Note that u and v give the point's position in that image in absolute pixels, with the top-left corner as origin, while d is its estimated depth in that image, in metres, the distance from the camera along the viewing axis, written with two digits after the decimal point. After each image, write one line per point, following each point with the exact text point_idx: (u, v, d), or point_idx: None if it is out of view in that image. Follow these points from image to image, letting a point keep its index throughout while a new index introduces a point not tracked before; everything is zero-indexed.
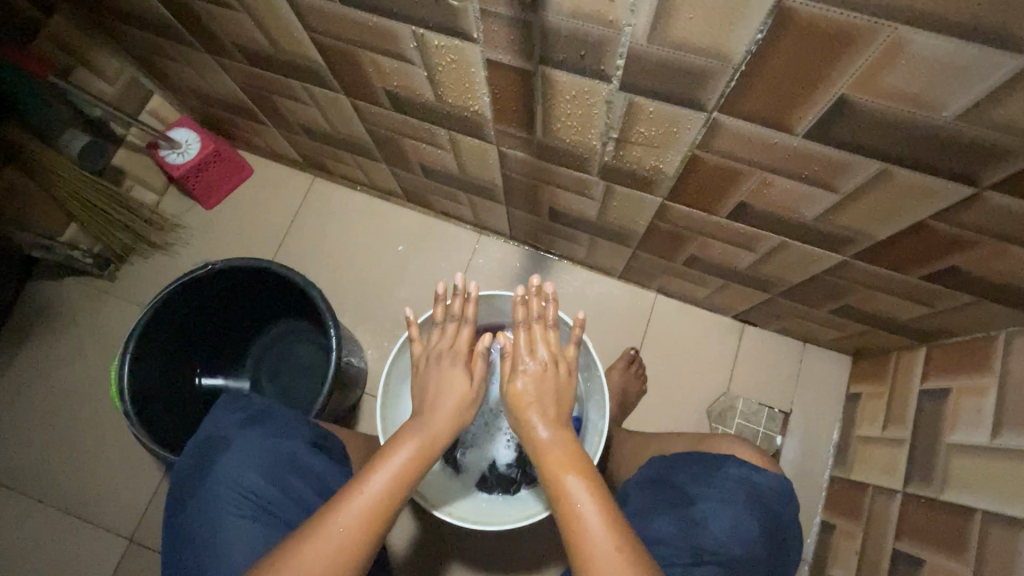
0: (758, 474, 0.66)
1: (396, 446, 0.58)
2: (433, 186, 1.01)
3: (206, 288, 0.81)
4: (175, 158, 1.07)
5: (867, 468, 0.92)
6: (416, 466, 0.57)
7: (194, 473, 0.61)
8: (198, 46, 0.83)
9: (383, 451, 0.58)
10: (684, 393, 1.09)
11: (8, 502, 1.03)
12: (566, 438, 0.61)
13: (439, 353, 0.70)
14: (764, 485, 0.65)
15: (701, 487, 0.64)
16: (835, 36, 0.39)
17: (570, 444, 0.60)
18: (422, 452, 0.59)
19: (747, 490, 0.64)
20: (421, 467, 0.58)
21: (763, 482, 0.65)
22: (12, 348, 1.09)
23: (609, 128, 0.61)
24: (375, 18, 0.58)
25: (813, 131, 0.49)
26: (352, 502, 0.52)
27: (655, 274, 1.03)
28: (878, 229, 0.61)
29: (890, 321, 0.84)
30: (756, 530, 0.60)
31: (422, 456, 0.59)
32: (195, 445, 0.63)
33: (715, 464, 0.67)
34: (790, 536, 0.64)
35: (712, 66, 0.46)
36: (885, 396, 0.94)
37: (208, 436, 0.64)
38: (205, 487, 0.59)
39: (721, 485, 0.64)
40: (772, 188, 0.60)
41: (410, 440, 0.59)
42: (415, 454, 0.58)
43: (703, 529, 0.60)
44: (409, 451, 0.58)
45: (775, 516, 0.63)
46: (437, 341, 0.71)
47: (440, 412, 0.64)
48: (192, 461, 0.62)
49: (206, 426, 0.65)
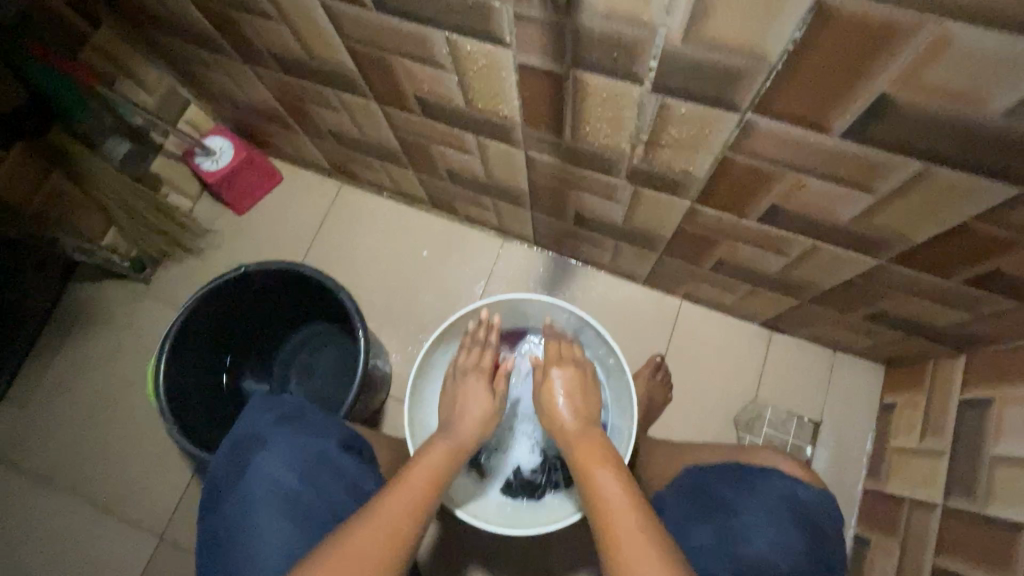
0: (803, 489, 0.64)
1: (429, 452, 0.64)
2: (459, 191, 1.03)
3: (240, 289, 0.83)
4: (208, 165, 1.13)
5: (903, 480, 0.90)
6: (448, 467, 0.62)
7: (230, 470, 0.62)
8: (236, 56, 0.86)
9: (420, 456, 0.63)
10: (710, 401, 1.08)
11: (44, 497, 1.06)
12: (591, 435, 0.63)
13: (466, 370, 0.78)
14: (809, 500, 0.63)
15: (743, 499, 0.63)
16: (878, 32, 0.39)
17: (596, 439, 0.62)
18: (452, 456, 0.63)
19: (792, 505, 0.62)
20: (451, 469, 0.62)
21: (807, 496, 0.64)
22: (52, 348, 1.13)
23: (639, 131, 0.61)
24: (409, 24, 0.59)
25: (851, 129, 0.48)
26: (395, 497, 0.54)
27: (680, 280, 1.02)
28: (916, 231, 0.60)
29: (926, 328, 0.82)
30: (802, 546, 0.59)
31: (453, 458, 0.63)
32: (230, 443, 0.65)
33: (759, 477, 0.66)
34: (839, 557, 0.62)
35: (749, 66, 0.46)
36: (922, 406, 0.91)
37: (243, 434, 0.65)
38: (241, 486, 0.60)
39: (764, 498, 0.63)
40: (804, 190, 0.59)
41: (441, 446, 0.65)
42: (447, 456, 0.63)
43: (745, 543, 0.58)
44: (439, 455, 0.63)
45: (819, 532, 0.61)
46: (467, 360, 0.79)
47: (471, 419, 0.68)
48: (228, 459, 0.64)
49: (241, 424, 0.67)
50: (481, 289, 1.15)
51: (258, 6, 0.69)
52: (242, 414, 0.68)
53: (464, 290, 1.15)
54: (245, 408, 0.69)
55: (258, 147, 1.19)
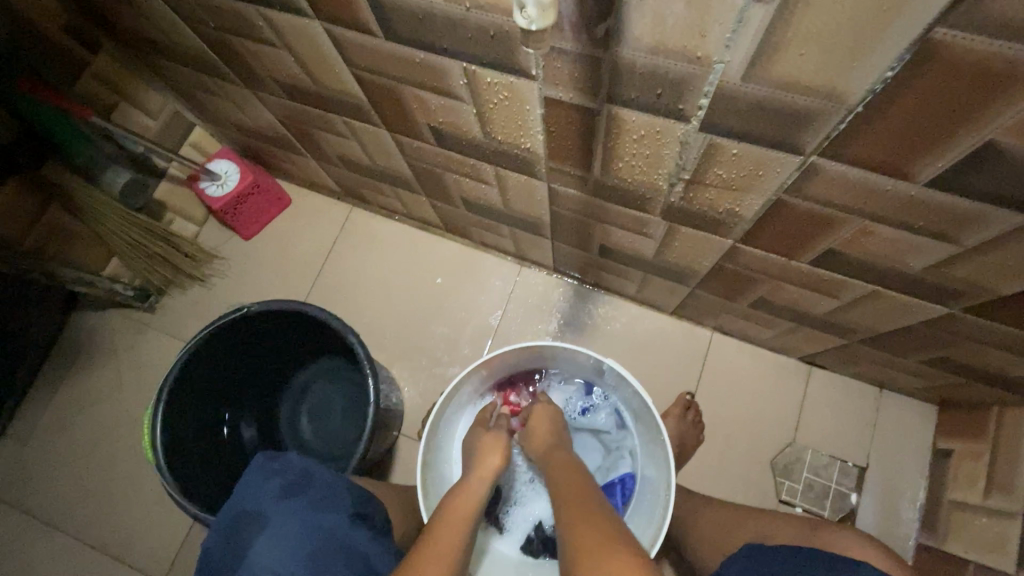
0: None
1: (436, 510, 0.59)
2: (475, 218, 0.96)
3: (239, 331, 0.78)
4: (215, 190, 1.06)
5: (965, 540, 0.81)
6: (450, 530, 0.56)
7: (229, 551, 0.57)
8: (238, 81, 0.81)
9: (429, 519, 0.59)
10: (744, 443, 1.00)
11: (44, 538, 1.01)
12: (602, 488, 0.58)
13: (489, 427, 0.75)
14: None
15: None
16: (993, 74, 0.32)
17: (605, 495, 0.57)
18: (460, 515, 0.58)
19: None
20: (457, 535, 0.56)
21: None
22: (54, 381, 1.09)
23: (679, 169, 0.54)
24: (422, 54, 0.53)
25: (941, 178, 0.41)
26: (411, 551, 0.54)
27: (713, 313, 0.95)
28: (1001, 284, 0.52)
29: (995, 375, 0.73)
30: None
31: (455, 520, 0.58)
32: (226, 519, 0.59)
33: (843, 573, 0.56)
34: None
35: (822, 108, 0.39)
36: (985, 458, 0.82)
37: (241, 510, 0.60)
38: (238, 573, 0.54)
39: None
40: (871, 236, 0.52)
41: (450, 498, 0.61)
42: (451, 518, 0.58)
43: None
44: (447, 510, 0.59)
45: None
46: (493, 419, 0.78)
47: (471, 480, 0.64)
48: (224, 536, 0.58)
49: (238, 494, 0.61)
50: (497, 319, 1.08)
51: (260, 33, 0.64)
52: (243, 477, 0.63)
53: (480, 320, 1.08)
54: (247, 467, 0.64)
55: (265, 169, 1.14)
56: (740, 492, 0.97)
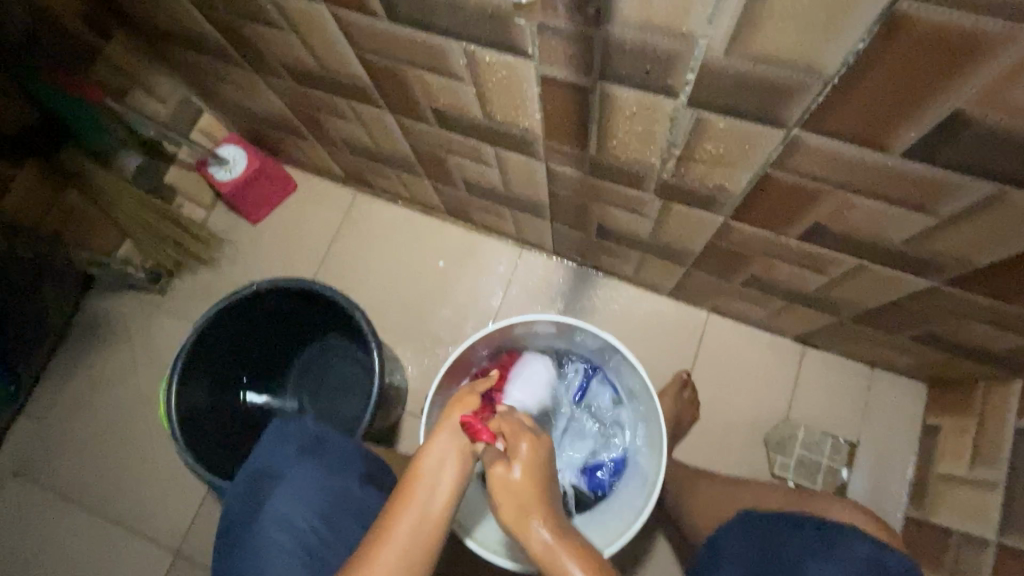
0: (885, 552, 0.57)
1: (386, 538, 0.49)
2: (476, 201, 0.99)
3: (249, 308, 0.82)
4: (222, 174, 1.10)
5: (951, 511, 0.84)
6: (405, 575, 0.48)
7: (248, 508, 0.61)
8: (246, 67, 0.83)
9: (369, 547, 0.49)
10: (738, 420, 1.02)
11: (63, 510, 1.06)
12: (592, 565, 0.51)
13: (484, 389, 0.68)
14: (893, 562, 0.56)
15: (819, 560, 0.57)
16: (957, 44, 0.34)
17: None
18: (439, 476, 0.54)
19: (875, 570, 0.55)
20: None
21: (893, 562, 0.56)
22: (70, 360, 1.12)
23: (671, 145, 0.56)
24: (424, 35, 0.56)
25: (915, 148, 0.43)
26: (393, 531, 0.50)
27: (708, 293, 0.97)
28: (978, 255, 0.55)
29: (980, 351, 0.76)
30: None
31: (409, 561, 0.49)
32: (246, 476, 0.63)
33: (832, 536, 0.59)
34: None
35: (800, 81, 0.41)
36: (971, 432, 0.85)
37: (260, 468, 0.63)
38: (258, 527, 0.59)
39: (845, 563, 0.56)
40: (854, 210, 0.54)
41: (406, 521, 0.50)
42: (404, 560, 0.48)
43: None
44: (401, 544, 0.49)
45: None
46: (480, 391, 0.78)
47: (431, 495, 0.52)
48: (243, 494, 0.62)
49: (257, 455, 0.65)
50: (498, 300, 1.11)
51: (268, 17, 0.66)
52: (259, 441, 0.66)
53: (481, 302, 1.11)
54: (263, 432, 0.68)
55: (272, 155, 1.17)
56: (733, 467, 1.00)
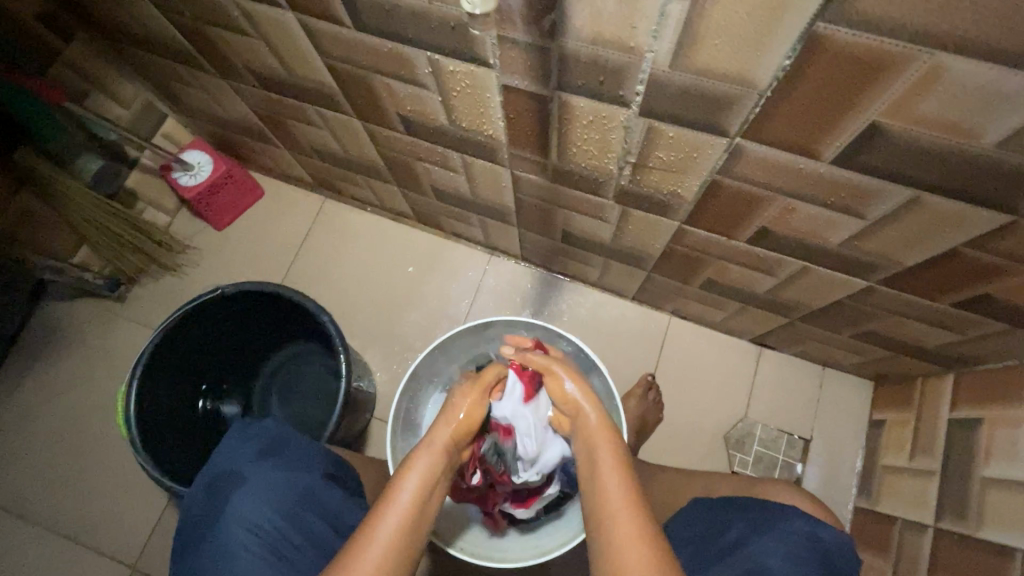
0: (823, 528, 0.60)
1: (392, 495, 0.53)
2: (445, 208, 1.01)
3: (213, 311, 0.81)
4: (186, 180, 1.08)
5: (895, 499, 0.89)
6: (415, 520, 0.53)
7: (208, 510, 0.61)
8: (211, 70, 0.83)
9: (383, 500, 0.53)
10: (700, 420, 1.06)
11: (9, 527, 1.01)
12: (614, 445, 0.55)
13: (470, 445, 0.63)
14: (826, 539, 0.59)
15: (761, 537, 0.59)
16: (869, 61, 0.38)
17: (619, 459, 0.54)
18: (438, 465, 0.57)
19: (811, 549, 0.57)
20: (420, 521, 0.53)
21: (829, 539, 0.59)
22: (21, 370, 1.08)
23: (626, 153, 0.60)
24: (389, 44, 0.58)
25: (842, 156, 0.47)
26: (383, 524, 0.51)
27: (669, 297, 1.01)
28: (906, 255, 0.59)
29: (916, 347, 0.81)
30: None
31: (417, 504, 0.53)
32: (206, 479, 0.63)
33: (777, 515, 0.62)
34: None
35: (737, 93, 0.45)
36: (912, 424, 0.90)
37: (220, 470, 0.63)
38: (217, 528, 0.58)
39: (783, 537, 0.58)
40: (795, 213, 0.58)
41: (410, 476, 0.55)
42: (407, 509, 0.53)
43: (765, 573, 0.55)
44: (408, 494, 0.53)
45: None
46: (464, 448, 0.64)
47: (433, 451, 0.58)
48: (205, 496, 0.62)
49: (217, 457, 0.65)
50: (467, 305, 1.12)
51: (235, 22, 0.67)
52: (219, 445, 0.66)
53: (452, 308, 1.12)
54: (223, 436, 0.68)
55: (238, 161, 1.16)
56: (696, 465, 1.04)
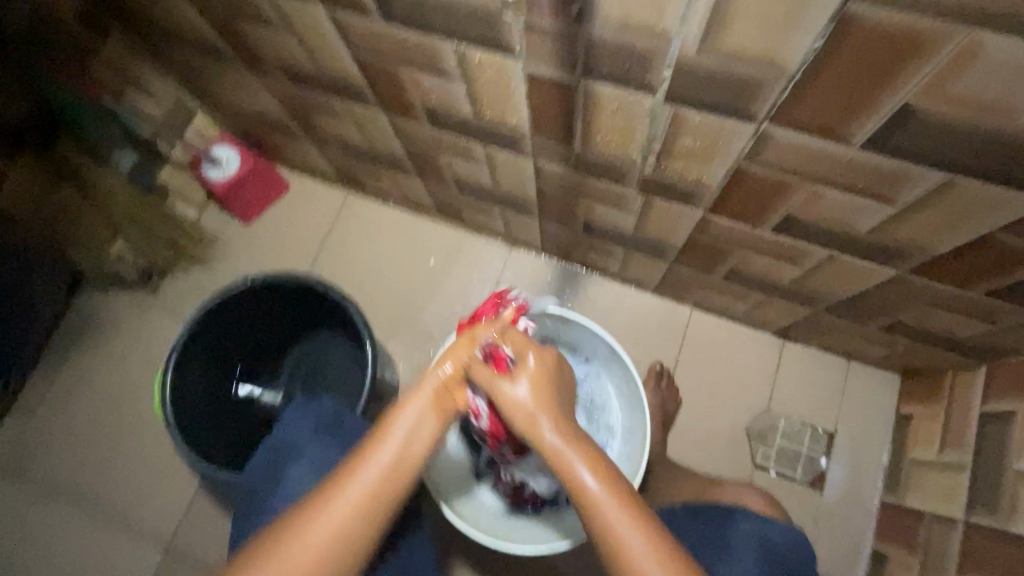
0: (770, 528, 0.69)
1: (378, 444, 0.52)
2: (466, 199, 1.01)
3: (250, 299, 0.84)
4: (216, 174, 1.12)
5: (924, 494, 0.88)
6: (390, 483, 0.51)
7: (268, 478, 0.66)
8: (241, 66, 0.85)
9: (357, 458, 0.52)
10: (722, 412, 1.06)
11: (50, 507, 1.05)
12: (606, 478, 0.50)
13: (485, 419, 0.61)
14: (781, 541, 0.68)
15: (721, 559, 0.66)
16: (904, 41, 0.38)
17: (613, 495, 0.49)
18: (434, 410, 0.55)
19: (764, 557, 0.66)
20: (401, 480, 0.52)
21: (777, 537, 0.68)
22: (60, 359, 1.13)
23: (651, 140, 0.60)
24: (416, 35, 0.59)
25: (872, 139, 0.47)
26: (351, 488, 0.50)
27: (691, 289, 1.00)
28: (938, 242, 0.58)
29: (946, 338, 0.80)
30: None
31: (410, 452, 0.52)
32: (266, 451, 0.68)
33: (726, 518, 0.70)
34: None
35: (765, 77, 0.45)
36: (941, 418, 0.89)
37: (279, 443, 0.68)
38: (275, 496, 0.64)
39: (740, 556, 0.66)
40: (822, 200, 0.58)
41: (412, 416, 0.54)
42: (401, 447, 0.52)
43: None
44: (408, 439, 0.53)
45: (794, 574, 0.66)
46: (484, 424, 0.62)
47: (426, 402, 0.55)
48: (266, 464, 0.67)
49: (278, 430, 0.70)
50: (488, 298, 1.13)
51: (266, 17, 0.69)
52: (280, 419, 0.71)
53: (472, 300, 1.13)
54: (285, 408, 0.72)
55: (265, 156, 1.19)
56: (717, 458, 1.03)
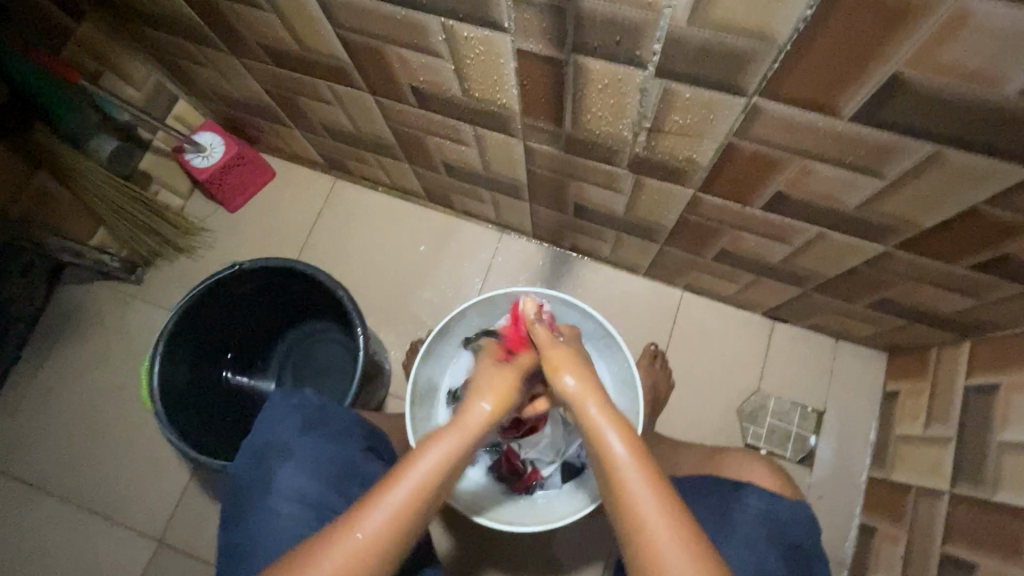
0: (777, 501, 0.69)
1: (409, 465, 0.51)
2: (455, 184, 1.00)
3: (234, 288, 0.83)
4: (200, 161, 1.09)
5: (910, 468, 0.89)
6: (422, 501, 0.50)
7: (255, 479, 0.63)
8: (223, 48, 0.83)
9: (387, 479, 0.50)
10: (713, 393, 1.07)
11: (39, 502, 1.04)
12: (642, 463, 0.50)
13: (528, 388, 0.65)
14: (785, 513, 0.68)
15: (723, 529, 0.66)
16: (893, 7, 0.38)
17: (652, 484, 0.48)
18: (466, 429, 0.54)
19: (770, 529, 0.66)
20: (429, 500, 0.50)
21: (782, 511, 0.68)
22: (43, 352, 1.10)
23: (642, 117, 0.59)
24: (402, 11, 0.58)
25: (861, 111, 0.47)
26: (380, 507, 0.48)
27: (682, 271, 1.01)
28: (925, 216, 0.59)
29: (932, 314, 0.81)
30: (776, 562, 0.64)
31: (428, 482, 0.50)
32: (250, 450, 0.65)
33: (732, 492, 0.70)
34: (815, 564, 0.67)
35: (755, 49, 0.45)
36: (927, 393, 0.90)
37: (263, 441, 0.65)
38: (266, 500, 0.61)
39: (745, 527, 0.66)
40: (812, 176, 0.58)
41: (433, 449, 0.52)
42: (426, 481, 0.50)
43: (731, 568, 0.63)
44: (424, 470, 0.51)
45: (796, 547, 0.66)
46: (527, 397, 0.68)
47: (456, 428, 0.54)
48: (251, 465, 0.64)
49: (259, 429, 0.67)
50: (479, 283, 1.13)
51: None
52: (261, 415, 0.68)
53: (463, 286, 1.13)
54: (266, 401, 0.70)
55: (249, 142, 1.16)
56: (709, 438, 1.05)
